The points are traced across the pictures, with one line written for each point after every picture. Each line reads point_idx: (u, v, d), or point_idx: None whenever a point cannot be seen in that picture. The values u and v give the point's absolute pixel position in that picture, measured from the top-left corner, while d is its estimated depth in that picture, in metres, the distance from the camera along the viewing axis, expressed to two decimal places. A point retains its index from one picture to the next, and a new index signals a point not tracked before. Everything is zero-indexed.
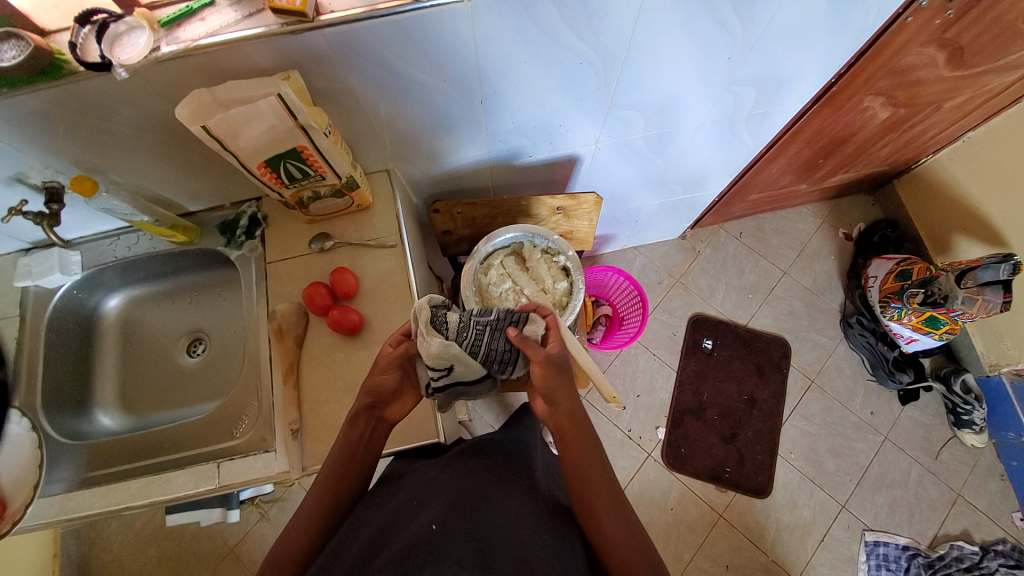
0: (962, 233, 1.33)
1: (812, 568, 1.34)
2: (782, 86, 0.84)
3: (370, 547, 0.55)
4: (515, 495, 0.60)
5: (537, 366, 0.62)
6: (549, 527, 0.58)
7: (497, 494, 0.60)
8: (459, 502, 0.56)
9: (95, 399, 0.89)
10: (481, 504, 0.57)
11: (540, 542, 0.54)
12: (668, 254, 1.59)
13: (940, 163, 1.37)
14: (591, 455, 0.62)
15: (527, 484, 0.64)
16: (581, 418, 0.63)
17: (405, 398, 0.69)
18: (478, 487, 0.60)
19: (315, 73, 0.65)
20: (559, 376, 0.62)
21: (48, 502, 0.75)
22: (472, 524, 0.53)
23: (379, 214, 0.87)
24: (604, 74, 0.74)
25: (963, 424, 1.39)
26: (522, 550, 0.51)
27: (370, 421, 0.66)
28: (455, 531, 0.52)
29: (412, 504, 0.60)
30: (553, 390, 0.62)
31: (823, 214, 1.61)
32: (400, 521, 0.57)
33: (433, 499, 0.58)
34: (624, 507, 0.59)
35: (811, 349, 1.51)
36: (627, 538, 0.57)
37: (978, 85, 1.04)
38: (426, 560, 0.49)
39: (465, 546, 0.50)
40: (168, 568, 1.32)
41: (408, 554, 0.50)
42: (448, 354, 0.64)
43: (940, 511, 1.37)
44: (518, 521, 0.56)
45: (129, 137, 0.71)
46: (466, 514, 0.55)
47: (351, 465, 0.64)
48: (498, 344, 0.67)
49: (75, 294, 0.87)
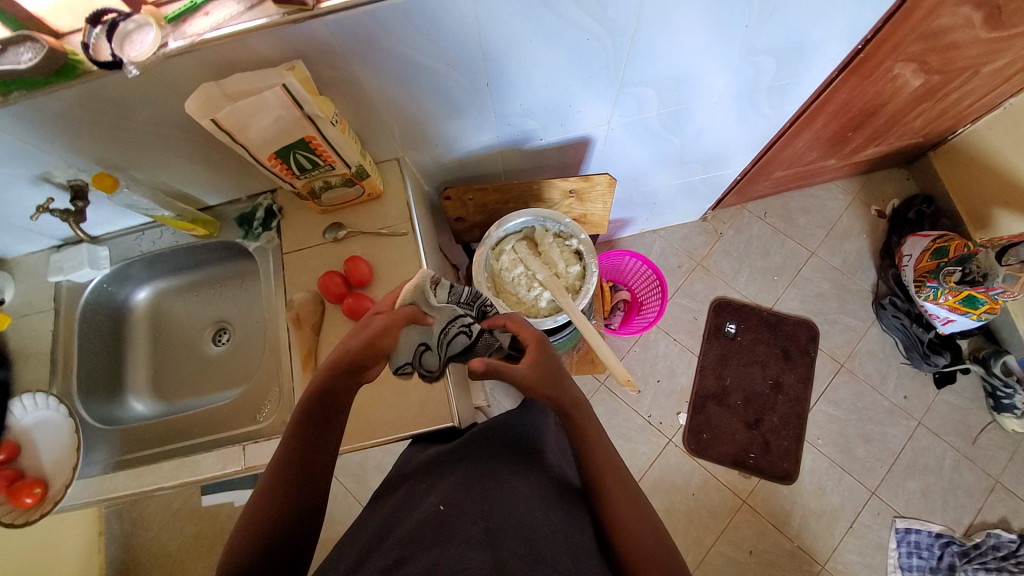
0: (1003, 207, 1.26)
1: (839, 554, 1.32)
2: (805, 55, 0.81)
3: (383, 527, 0.56)
4: (524, 474, 0.61)
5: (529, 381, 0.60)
6: (558, 506, 0.59)
7: (505, 473, 0.60)
8: (468, 483, 0.57)
9: (127, 387, 0.94)
10: (488, 483, 0.58)
11: (547, 523, 0.55)
12: (689, 237, 1.56)
13: (980, 133, 1.29)
14: (597, 438, 0.62)
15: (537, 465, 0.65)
16: (582, 403, 0.63)
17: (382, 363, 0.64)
18: (485, 467, 0.61)
19: (320, 62, 0.66)
20: (556, 375, 0.62)
21: (86, 484, 0.80)
22: (479, 504, 0.54)
23: (390, 203, 0.88)
24: (613, 51, 0.72)
25: (1003, 409, 1.32)
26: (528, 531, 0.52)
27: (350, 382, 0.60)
28: (462, 511, 0.53)
29: (421, 487, 0.61)
30: (552, 394, 0.61)
31: (853, 190, 1.54)
32: (411, 502, 0.59)
33: (443, 480, 0.60)
34: (632, 489, 0.59)
35: (841, 332, 1.46)
36: (636, 516, 0.57)
37: (1019, 47, 0.98)
38: (434, 540, 0.50)
39: (472, 525, 0.51)
40: (205, 546, 1.39)
41: (416, 534, 0.52)
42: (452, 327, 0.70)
43: (977, 498, 1.32)
44: (525, 500, 0.57)
45: (148, 134, 0.73)
46: (473, 495, 0.56)
47: (325, 418, 0.61)
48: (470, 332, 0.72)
49: (105, 288, 0.91)
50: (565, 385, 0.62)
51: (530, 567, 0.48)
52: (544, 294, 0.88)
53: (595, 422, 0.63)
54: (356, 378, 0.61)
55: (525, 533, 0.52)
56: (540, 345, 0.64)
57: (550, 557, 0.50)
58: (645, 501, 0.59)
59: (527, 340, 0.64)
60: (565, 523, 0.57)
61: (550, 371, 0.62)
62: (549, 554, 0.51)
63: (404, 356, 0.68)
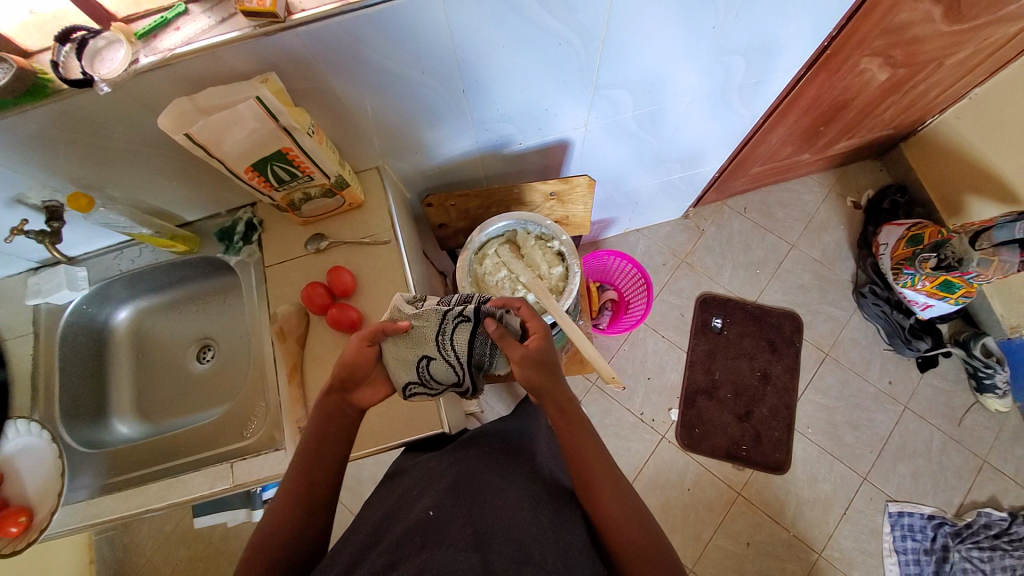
0: (974, 193, 1.29)
1: (835, 541, 1.33)
2: (773, 54, 0.83)
3: (372, 535, 0.55)
4: (513, 477, 0.61)
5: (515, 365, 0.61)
6: (547, 506, 0.59)
7: (494, 476, 0.60)
8: (457, 487, 0.57)
9: (111, 409, 0.92)
10: (478, 487, 0.57)
11: (537, 524, 0.55)
12: (672, 235, 1.58)
13: (947, 122, 1.32)
14: (584, 433, 0.61)
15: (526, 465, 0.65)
16: (574, 408, 0.62)
17: (377, 386, 0.66)
18: (476, 471, 0.60)
19: (294, 74, 0.66)
20: (546, 368, 0.61)
21: (72, 510, 0.78)
22: (468, 508, 0.54)
23: (372, 212, 0.88)
24: (586, 54, 0.73)
25: (985, 389, 1.35)
26: (518, 534, 0.52)
27: (339, 403, 0.64)
28: (451, 516, 0.53)
29: (411, 493, 0.60)
30: (538, 386, 0.61)
31: (829, 182, 1.58)
32: (400, 508, 0.58)
33: (432, 485, 0.59)
34: (623, 489, 0.59)
35: (824, 321, 1.48)
36: (626, 511, 0.57)
37: (979, 38, 1.01)
38: (423, 544, 0.50)
39: (461, 528, 0.51)
40: (199, 568, 1.37)
41: (405, 539, 0.51)
42: (444, 342, 0.67)
43: (966, 479, 1.35)
44: (514, 503, 0.57)
45: (124, 152, 0.73)
46: (463, 499, 0.55)
47: (324, 445, 0.63)
48: (478, 344, 0.68)
49: (85, 309, 0.90)
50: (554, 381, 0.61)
51: (519, 569, 0.48)
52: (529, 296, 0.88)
53: (586, 423, 0.63)
54: (350, 408, 0.65)
55: (514, 536, 0.52)
56: (544, 338, 0.62)
57: (538, 557, 0.51)
58: (635, 496, 0.59)
59: (533, 329, 0.63)
60: (554, 522, 0.57)
61: (541, 364, 0.61)
62: (537, 555, 0.51)
63: (408, 376, 0.65)
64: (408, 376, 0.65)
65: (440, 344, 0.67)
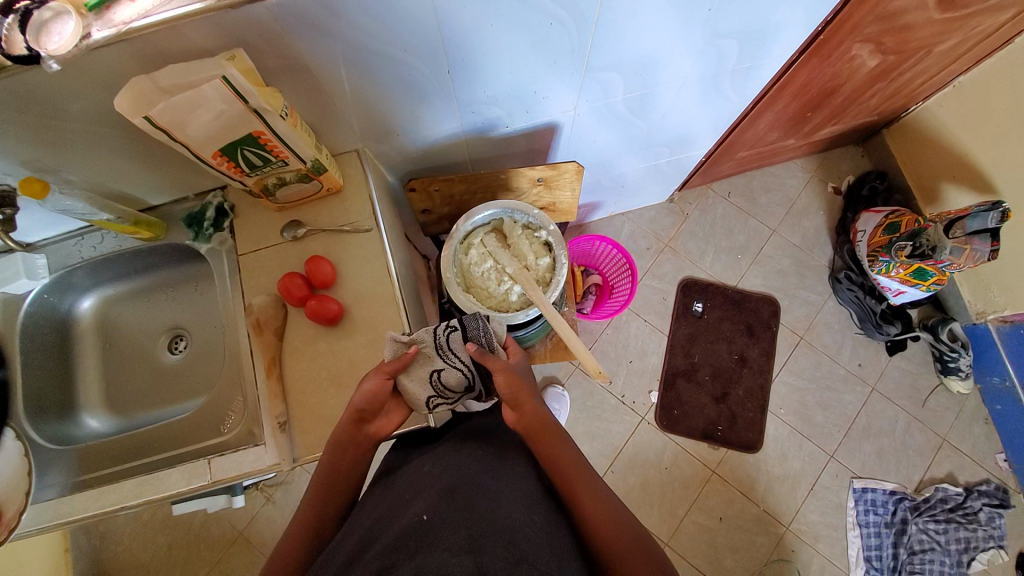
0: (951, 181, 1.31)
1: (802, 515, 1.39)
2: (768, 37, 0.80)
3: (363, 540, 0.54)
4: (507, 481, 0.61)
5: (502, 372, 0.69)
6: (539, 510, 0.59)
7: (488, 481, 0.60)
8: (451, 491, 0.57)
9: (79, 402, 0.88)
10: (471, 491, 0.57)
11: (530, 527, 0.55)
12: (656, 219, 1.57)
13: (930, 110, 1.33)
14: (569, 449, 0.65)
15: (522, 469, 0.65)
16: (550, 421, 0.68)
17: (391, 414, 0.69)
18: (470, 475, 0.60)
19: (263, 50, 0.61)
20: (516, 377, 0.69)
21: (42, 507, 0.76)
22: (462, 513, 0.53)
23: (351, 197, 0.85)
24: (577, 36, 0.70)
25: (949, 371, 1.41)
26: (511, 536, 0.52)
27: (355, 438, 0.65)
28: (445, 520, 0.52)
29: (404, 497, 0.59)
30: (511, 393, 0.68)
31: (812, 167, 1.58)
32: (393, 511, 0.57)
33: (425, 489, 0.58)
34: (607, 496, 0.60)
35: (801, 306, 1.51)
36: (614, 519, 0.58)
37: (968, 27, 1.00)
38: (416, 548, 0.49)
39: (455, 531, 0.51)
40: (179, 553, 1.36)
41: (398, 544, 0.50)
42: (448, 349, 0.72)
43: (927, 456, 1.42)
44: (509, 508, 0.56)
45: (81, 133, 0.68)
46: (457, 503, 0.55)
47: (337, 477, 0.65)
48: (476, 327, 0.72)
49: (46, 298, 0.85)
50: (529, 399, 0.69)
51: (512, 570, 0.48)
52: (514, 288, 0.87)
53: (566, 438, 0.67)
54: (365, 440, 0.66)
55: (509, 538, 0.52)
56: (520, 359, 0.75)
57: (532, 557, 0.51)
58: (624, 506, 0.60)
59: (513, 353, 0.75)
60: (548, 527, 0.57)
61: (511, 375, 0.69)
62: (531, 556, 0.51)
63: (425, 392, 0.70)
64: (425, 392, 0.70)
65: (445, 355, 0.71)
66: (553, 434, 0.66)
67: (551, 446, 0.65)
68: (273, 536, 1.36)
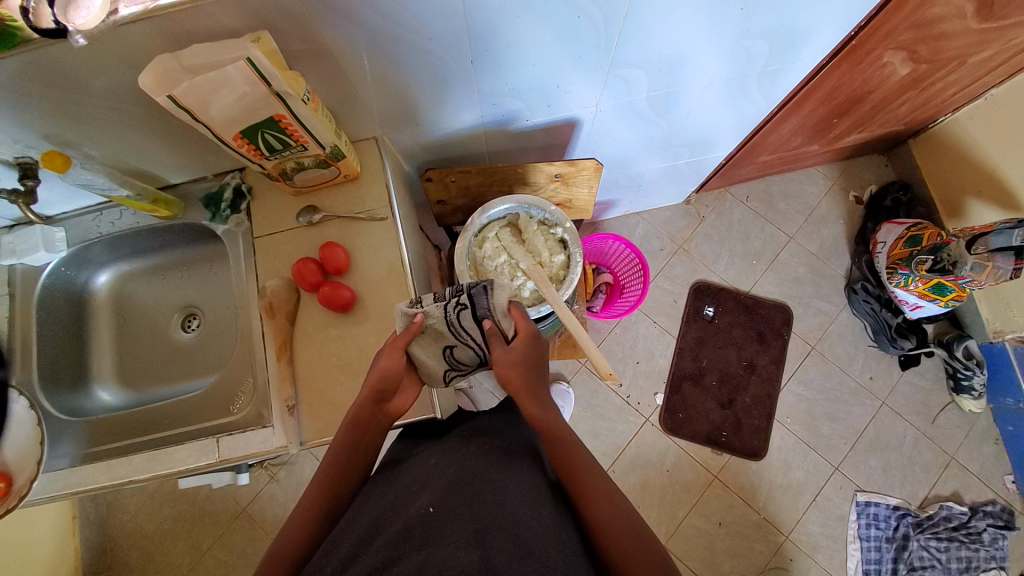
0: (977, 196, 1.28)
1: (803, 525, 1.38)
2: (798, 40, 0.78)
3: (369, 533, 0.54)
4: (514, 474, 0.61)
5: (505, 364, 0.68)
6: (545, 504, 0.59)
7: (494, 473, 0.60)
8: (457, 485, 0.56)
9: (92, 374, 0.90)
10: (479, 485, 0.57)
11: (537, 522, 0.55)
12: (672, 220, 1.55)
13: (959, 123, 1.30)
14: (575, 445, 0.64)
15: (529, 461, 0.65)
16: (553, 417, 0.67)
17: (408, 390, 0.70)
18: (475, 469, 0.60)
19: (287, 32, 0.61)
20: (521, 368, 0.68)
21: (53, 477, 0.77)
22: (468, 507, 0.53)
23: (368, 185, 0.84)
24: (604, 30, 0.69)
25: (962, 390, 1.39)
26: (517, 530, 0.52)
27: (377, 415, 0.67)
28: (452, 514, 0.52)
29: (410, 490, 0.59)
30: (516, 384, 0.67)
31: (833, 175, 1.55)
32: (399, 504, 0.57)
33: (432, 481, 0.58)
34: (612, 492, 0.61)
35: (814, 315, 1.49)
36: (617, 513, 0.58)
37: (1006, 39, 0.98)
38: (422, 542, 0.50)
39: (462, 526, 0.51)
40: (183, 526, 1.38)
41: (404, 536, 0.51)
42: (457, 327, 0.71)
43: (933, 474, 1.40)
44: (515, 502, 0.57)
45: (105, 110, 0.68)
46: (464, 497, 0.55)
47: (351, 457, 0.66)
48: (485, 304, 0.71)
49: (63, 272, 0.86)
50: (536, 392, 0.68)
51: (518, 566, 0.48)
52: (527, 283, 0.87)
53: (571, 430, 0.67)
54: (385, 417, 0.67)
55: (516, 533, 0.52)
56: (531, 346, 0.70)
57: (538, 553, 0.51)
58: (628, 503, 0.61)
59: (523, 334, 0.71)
60: (554, 521, 0.57)
61: (517, 368, 0.68)
62: (539, 551, 0.51)
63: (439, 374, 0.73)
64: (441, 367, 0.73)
65: (455, 332, 0.71)
66: (556, 425, 0.66)
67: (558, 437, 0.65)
68: (275, 515, 1.38)
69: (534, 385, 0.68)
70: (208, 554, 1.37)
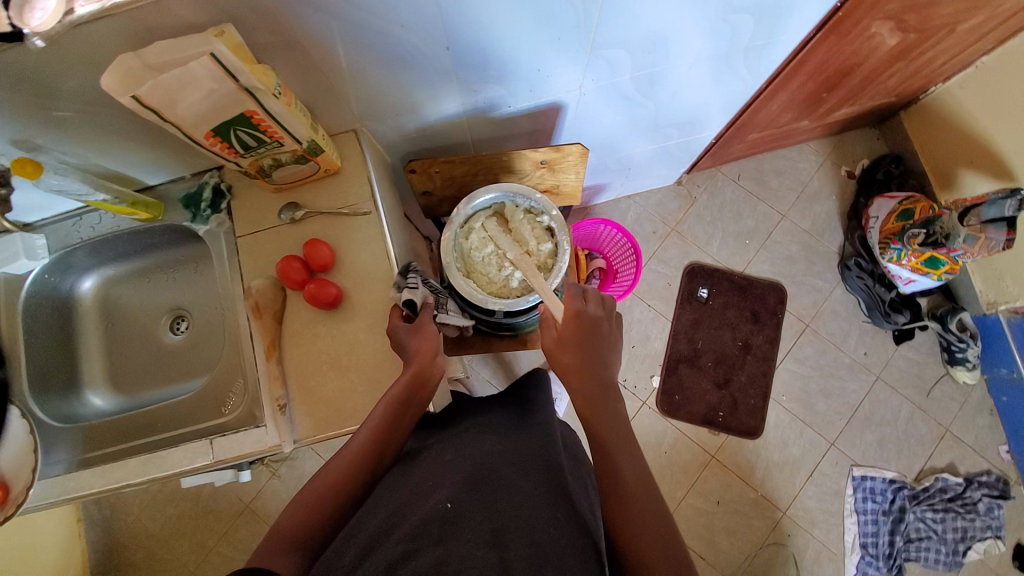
0: (968, 167, 1.27)
1: (799, 500, 1.40)
2: (783, 12, 0.76)
3: (384, 528, 0.56)
4: (527, 476, 0.64)
5: (570, 326, 0.71)
6: (560, 506, 0.62)
7: (508, 475, 0.63)
8: (473, 483, 0.59)
9: (83, 380, 0.89)
10: (492, 485, 0.60)
11: (553, 524, 0.58)
12: (663, 202, 1.54)
13: (950, 92, 1.28)
14: (622, 454, 0.65)
15: (539, 464, 0.68)
16: (610, 426, 0.67)
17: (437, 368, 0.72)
18: (491, 468, 0.63)
19: (254, 26, 0.59)
20: (580, 347, 0.70)
21: (50, 483, 0.78)
22: (485, 507, 0.56)
23: (349, 179, 0.83)
24: (583, 11, 0.67)
25: (956, 362, 1.39)
26: (534, 534, 0.55)
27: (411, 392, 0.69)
28: (470, 513, 0.55)
29: (426, 485, 0.61)
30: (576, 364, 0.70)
31: (825, 150, 1.54)
32: (415, 499, 0.59)
33: (447, 477, 0.60)
34: (655, 499, 0.61)
35: (807, 293, 1.49)
36: (650, 514, 0.59)
37: (995, 5, 0.96)
38: (439, 537, 0.52)
39: (479, 524, 0.54)
40: (188, 525, 1.40)
41: (423, 529, 0.53)
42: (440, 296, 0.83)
43: (928, 446, 1.41)
44: (529, 504, 0.59)
45: (74, 112, 0.67)
46: (478, 495, 0.58)
47: (392, 427, 0.67)
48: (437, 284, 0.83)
49: (47, 279, 0.85)
50: (596, 391, 0.69)
51: (534, 570, 0.50)
52: (515, 273, 0.86)
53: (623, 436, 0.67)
54: (417, 398, 0.69)
55: (529, 537, 0.54)
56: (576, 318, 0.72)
57: (555, 560, 0.52)
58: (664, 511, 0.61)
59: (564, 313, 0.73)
60: (570, 526, 0.59)
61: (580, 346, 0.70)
62: (555, 558, 0.53)
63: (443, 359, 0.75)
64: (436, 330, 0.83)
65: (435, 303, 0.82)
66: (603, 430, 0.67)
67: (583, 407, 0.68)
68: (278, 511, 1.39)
69: (592, 376, 0.69)
70: (214, 551, 1.38)
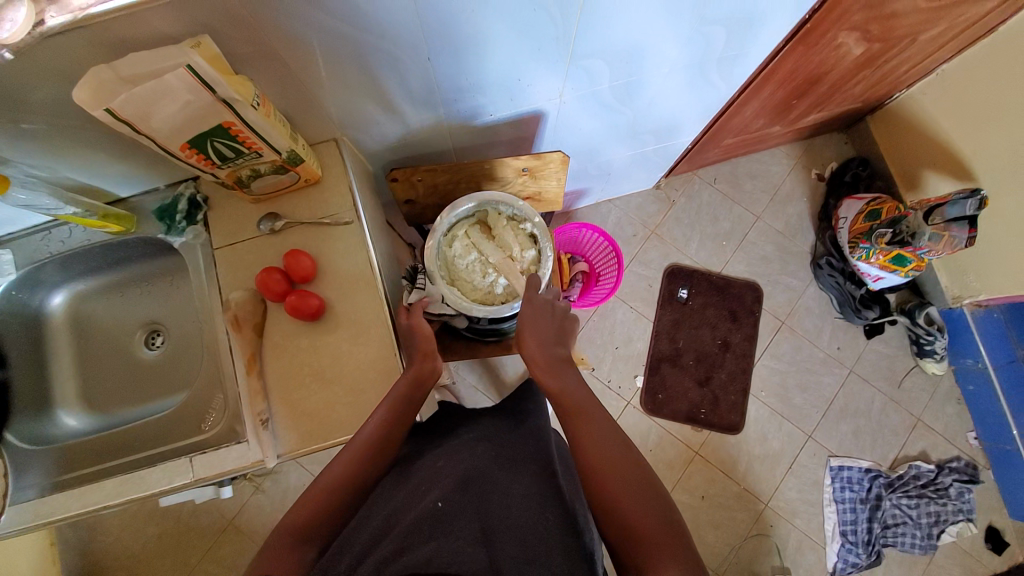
0: (932, 168, 1.33)
1: (780, 492, 1.43)
2: (755, 23, 0.78)
3: (378, 531, 0.57)
4: (519, 477, 0.65)
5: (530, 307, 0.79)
6: (551, 507, 0.62)
7: (501, 476, 0.65)
8: (465, 483, 0.61)
9: (55, 399, 0.86)
10: (484, 485, 0.62)
11: (544, 524, 0.59)
12: (643, 205, 1.56)
13: (913, 97, 1.34)
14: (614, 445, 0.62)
15: (532, 468, 0.69)
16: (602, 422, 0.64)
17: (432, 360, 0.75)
18: (484, 470, 0.64)
19: (232, 37, 0.58)
20: (543, 332, 0.76)
21: (23, 508, 0.75)
22: (476, 508, 0.58)
23: (330, 189, 0.82)
24: (562, 22, 0.68)
25: (925, 354, 1.44)
26: (523, 534, 0.56)
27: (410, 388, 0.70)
28: (461, 513, 0.56)
29: (420, 488, 0.62)
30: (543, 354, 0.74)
31: (797, 153, 1.58)
32: (408, 502, 0.60)
33: (440, 479, 0.62)
34: (657, 490, 0.58)
35: (783, 291, 1.53)
36: (650, 503, 0.56)
37: (953, 16, 1.00)
38: (430, 535, 0.53)
39: (468, 524, 0.55)
40: (169, 543, 1.36)
41: (414, 528, 0.54)
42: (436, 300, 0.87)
43: (901, 436, 1.46)
44: (520, 505, 0.61)
45: (43, 125, 0.65)
46: (470, 496, 0.59)
47: (388, 430, 0.67)
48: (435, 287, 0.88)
49: (14, 295, 0.82)
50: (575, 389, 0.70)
51: (522, 569, 0.51)
52: (499, 280, 0.86)
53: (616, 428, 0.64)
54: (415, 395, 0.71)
55: (518, 536, 0.55)
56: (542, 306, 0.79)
57: (543, 558, 0.53)
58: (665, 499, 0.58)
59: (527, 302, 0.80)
60: (561, 525, 0.60)
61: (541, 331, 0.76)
62: (542, 556, 0.53)
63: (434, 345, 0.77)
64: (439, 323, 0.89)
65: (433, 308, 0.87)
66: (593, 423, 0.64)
67: (551, 378, 0.71)
68: (262, 525, 1.37)
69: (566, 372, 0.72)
70: (197, 567, 1.35)
